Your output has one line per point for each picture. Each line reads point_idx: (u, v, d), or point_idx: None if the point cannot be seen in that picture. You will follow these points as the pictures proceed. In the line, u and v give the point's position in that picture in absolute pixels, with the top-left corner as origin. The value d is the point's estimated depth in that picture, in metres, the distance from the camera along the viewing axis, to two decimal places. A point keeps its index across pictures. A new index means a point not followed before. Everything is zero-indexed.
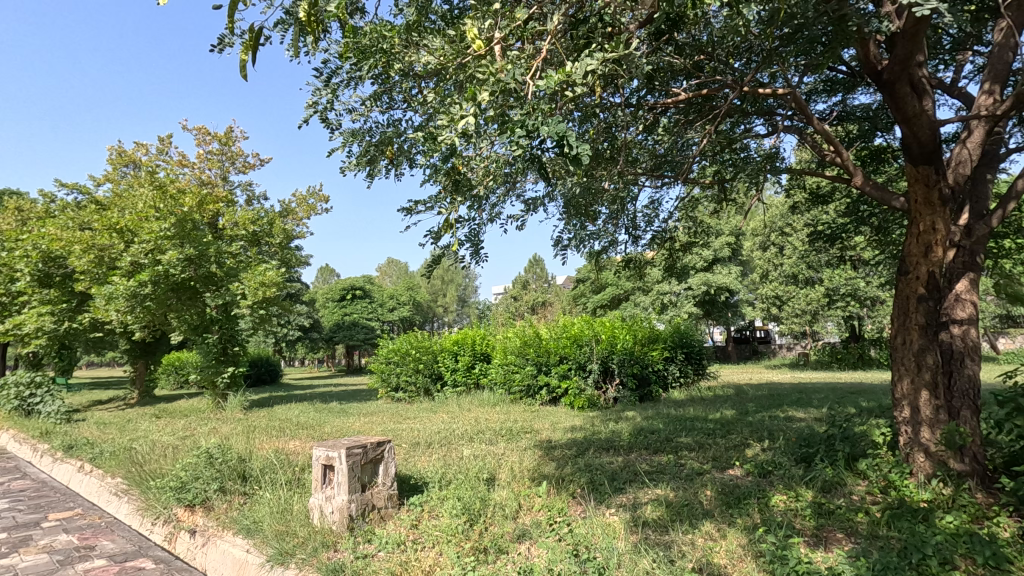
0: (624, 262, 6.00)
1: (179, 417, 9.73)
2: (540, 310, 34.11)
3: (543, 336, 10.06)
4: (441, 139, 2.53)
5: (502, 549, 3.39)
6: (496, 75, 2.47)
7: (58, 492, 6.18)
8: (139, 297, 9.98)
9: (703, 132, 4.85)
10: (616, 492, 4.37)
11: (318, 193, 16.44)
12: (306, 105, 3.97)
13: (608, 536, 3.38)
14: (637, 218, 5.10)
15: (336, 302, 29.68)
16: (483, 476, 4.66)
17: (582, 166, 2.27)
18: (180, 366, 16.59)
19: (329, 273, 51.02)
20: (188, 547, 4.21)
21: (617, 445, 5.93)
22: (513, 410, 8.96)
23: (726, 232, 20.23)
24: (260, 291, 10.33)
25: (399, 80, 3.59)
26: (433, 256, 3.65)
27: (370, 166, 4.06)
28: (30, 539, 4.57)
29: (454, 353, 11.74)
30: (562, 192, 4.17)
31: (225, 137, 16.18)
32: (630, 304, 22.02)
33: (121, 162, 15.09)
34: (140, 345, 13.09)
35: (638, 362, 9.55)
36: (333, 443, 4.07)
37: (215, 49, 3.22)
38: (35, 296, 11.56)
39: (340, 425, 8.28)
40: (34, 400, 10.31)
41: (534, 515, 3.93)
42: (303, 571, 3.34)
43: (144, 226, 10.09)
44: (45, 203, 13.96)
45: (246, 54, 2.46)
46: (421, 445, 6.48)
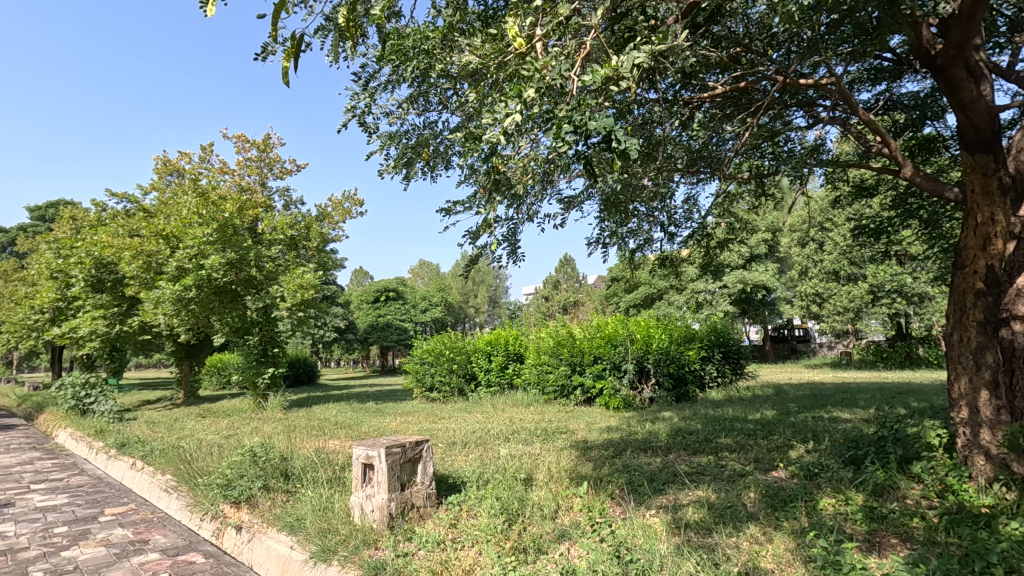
0: (659, 260, 5.91)
1: (222, 416, 10.02)
2: (572, 311, 33.96)
3: (576, 335, 9.99)
4: (484, 137, 2.55)
5: (541, 549, 3.37)
6: (540, 72, 2.46)
7: (113, 488, 6.46)
8: (184, 301, 10.33)
9: (741, 127, 4.75)
10: (656, 493, 4.30)
11: (353, 197, 16.77)
12: (344, 110, 4.05)
13: (650, 537, 3.31)
14: (673, 215, 5.01)
15: (370, 304, 30.22)
16: (520, 476, 4.65)
17: (628, 162, 2.25)
18: (223, 368, 17.14)
19: (363, 275, 52.05)
20: (235, 543, 4.34)
21: (655, 446, 5.84)
22: (548, 410, 8.94)
23: (763, 229, 19.77)
24: (298, 293, 10.58)
25: (436, 82, 3.63)
26: (471, 256, 3.67)
27: (406, 168, 4.11)
28: (89, 532, 4.78)
29: (487, 353, 11.78)
30: (598, 190, 4.14)
31: (263, 144, 16.65)
32: (664, 303, 21.72)
33: (166, 170, 15.68)
34: (185, 347, 13.56)
35: (674, 362, 9.39)
36: (372, 442, 4.12)
37: (260, 58, 3.27)
38: (89, 301, 12.12)
39: (376, 424, 8.38)
40: (88, 399, 10.79)
41: (574, 515, 3.90)
42: (345, 568, 3.39)
43: (189, 232, 10.48)
44: (97, 212, 14.62)
45: (289, 61, 2.51)
46: (458, 444, 6.52)
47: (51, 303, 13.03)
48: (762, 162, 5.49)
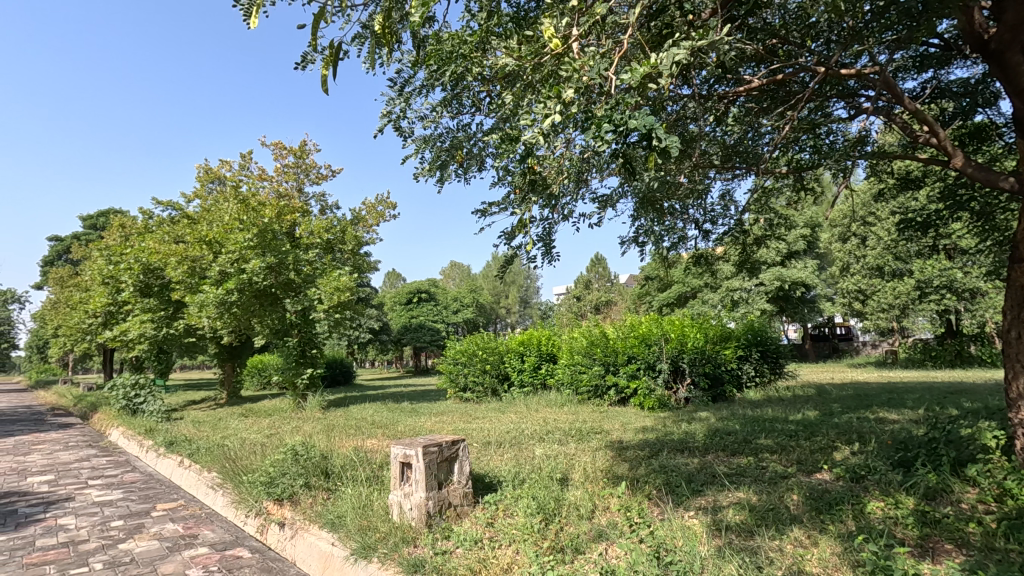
0: (694, 258, 5.82)
1: (263, 416, 10.28)
2: (604, 311, 33.69)
3: (610, 335, 9.90)
4: (522, 139, 2.57)
5: (580, 549, 3.36)
6: (578, 72, 2.47)
7: (164, 484, 6.74)
8: (226, 304, 10.67)
9: (779, 120, 4.65)
10: (694, 495, 4.24)
11: (386, 200, 17.07)
12: (380, 115, 4.13)
13: (690, 539, 3.27)
14: (708, 212, 4.94)
15: (403, 306, 30.70)
16: (556, 476, 4.65)
17: (670, 157, 2.24)
18: (262, 369, 17.63)
19: (397, 277, 52.89)
20: (279, 539, 4.47)
21: (693, 446, 5.76)
22: (582, 411, 8.90)
23: (802, 224, 19.24)
24: (335, 296, 10.82)
25: (469, 84, 3.66)
26: (506, 256, 3.71)
27: (441, 170, 4.16)
28: (143, 526, 5.01)
29: (520, 354, 11.81)
30: (633, 189, 4.11)
31: (300, 151, 17.07)
32: (698, 301, 21.36)
33: (208, 178, 16.24)
34: (228, 349, 14.03)
35: (710, 361, 9.22)
36: (409, 441, 4.19)
37: (299, 67, 3.30)
38: (138, 305, 12.64)
39: (412, 424, 8.47)
40: (138, 399, 11.28)
41: (611, 515, 3.88)
42: (386, 565, 3.46)
43: (230, 237, 10.85)
44: (144, 219, 15.23)
45: (327, 69, 2.62)
46: (493, 444, 6.55)
47: (103, 308, 13.67)
48: (800, 156, 5.36)
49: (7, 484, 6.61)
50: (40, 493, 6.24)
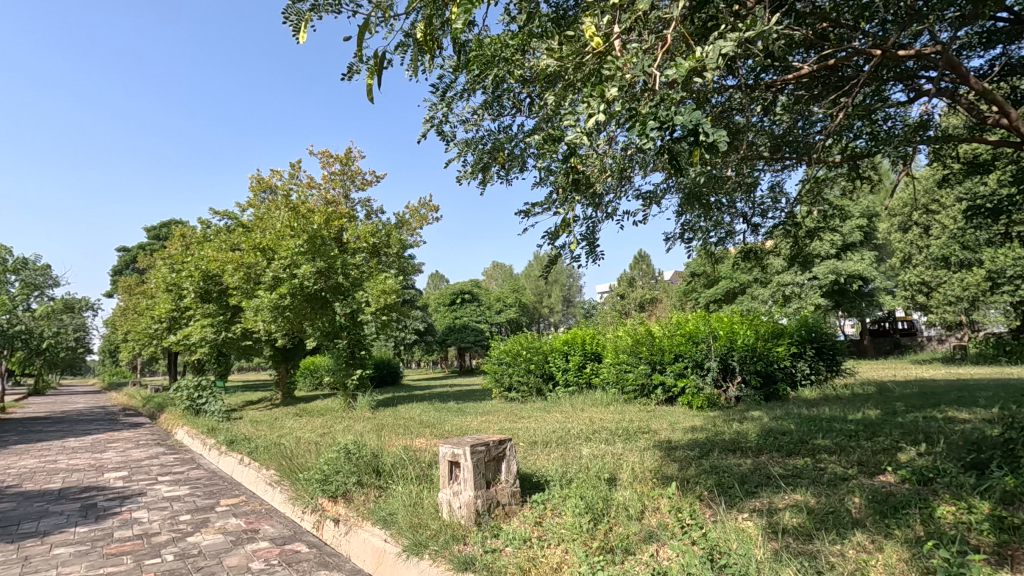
0: (743, 253, 5.65)
1: (316, 416, 10.65)
2: (648, 309, 33.07)
3: (656, 333, 9.74)
4: (566, 139, 2.57)
5: (630, 550, 3.34)
6: (621, 70, 2.45)
7: (226, 481, 7.10)
8: (279, 308, 11.10)
9: (831, 108, 4.47)
10: (748, 496, 4.12)
11: (429, 203, 17.35)
12: (423, 121, 4.21)
13: (745, 542, 3.18)
14: (756, 206, 4.80)
15: (447, 306, 31.17)
16: (603, 476, 4.62)
17: (717, 153, 2.21)
18: (314, 370, 18.24)
19: (441, 279, 53.62)
20: (334, 535, 4.63)
21: (745, 446, 5.61)
22: (628, 410, 8.79)
23: (858, 214, 18.38)
24: (382, 298, 11.09)
25: (510, 86, 3.70)
26: (550, 257, 3.73)
27: (483, 173, 4.21)
28: (208, 520, 5.29)
29: (565, 353, 11.78)
30: (677, 185, 4.04)
31: (346, 158, 17.58)
32: (747, 297, 20.72)
33: (260, 188, 16.93)
34: (282, 351, 14.60)
35: (762, 359, 8.92)
36: (458, 441, 4.26)
37: (346, 78, 3.38)
38: (199, 311, 13.32)
39: (458, 424, 8.59)
40: (201, 400, 11.89)
41: (661, 515, 3.83)
42: (437, 562, 3.54)
43: (282, 244, 11.31)
44: (203, 229, 16.03)
45: (373, 78, 2.72)
46: (539, 444, 6.57)
47: (167, 314, 14.46)
48: (855, 144, 5.13)
49: (87, 479, 7.10)
50: (116, 488, 6.68)
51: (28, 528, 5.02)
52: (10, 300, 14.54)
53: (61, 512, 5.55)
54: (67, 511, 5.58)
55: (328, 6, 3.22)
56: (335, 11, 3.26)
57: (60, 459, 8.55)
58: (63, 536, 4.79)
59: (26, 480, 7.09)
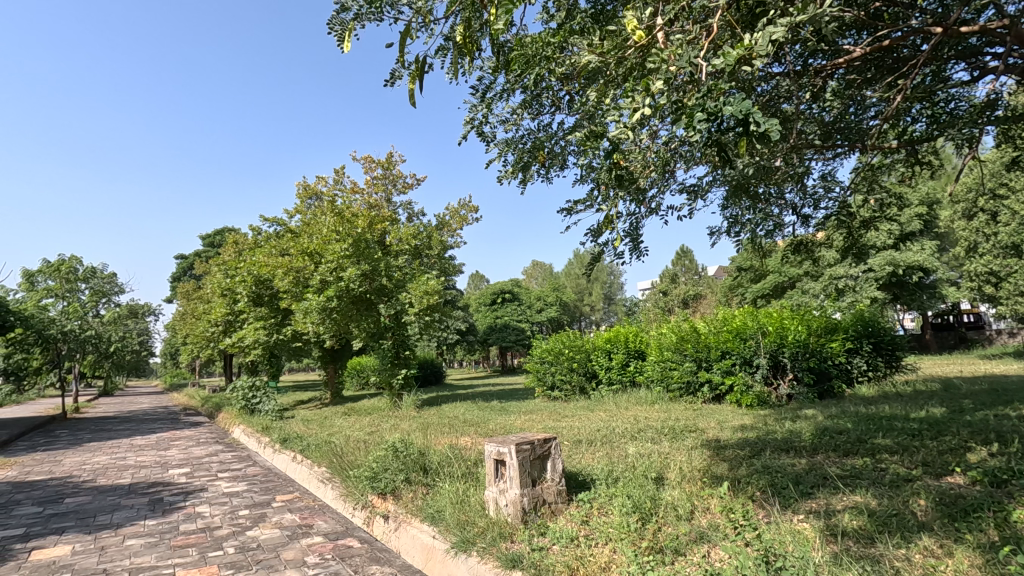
0: (792, 246, 5.46)
1: (364, 415, 10.92)
2: (692, 305, 32.26)
3: (701, 330, 9.55)
4: (611, 135, 2.56)
5: (680, 551, 3.28)
6: (667, 63, 2.40)
7: (280, 477, 7.37)
8: (327, 310, 11.44)
9: (886, 91, 4.26)
10: (803, 497, 3.99)
11: (469, 204, 17.53)
12: (464, 123, 4.27)
13: (802, 544, 3.06)
14: (807, 197, 4.63)
15: (488, 306, 31.45)
16: (650, 475, 4.55)
17: (768, 144, 2.15)
18: (360, 370, 18.70)
19: (481, 279, 53.98)
20: (384, 531, 4.74)
21: (798, 446, 5.42)
22: (674, 409, 8.63)
23: (916, 202, 17.41)
24: (425, 299, 11.28)
25: (550, 84, 3.69)
26: (593, 254, 3.72)
27: (523, 172, 4.24)
28: (265, 516, 5.51)
29: (607, 351, 11.68)
30: (722, 178, 3.95)
31: (387, 162, 17.96)
32: (797, 291, 19.99)
33: (306, 194, 17.50)
34: (330, 352, 15.03)
35: (815, 355, 8.57)
36: (502, 439, 4.29)
37: (389, 84, 3.45)
38: (252, 314, 13.89)
39: (503, 423, 8.65)
40: (255, 400, 12.39)
41: (711, 516, 3.75)
42: (484, 560, 3.57)
43: (329, 248, 11.68)
44: (254, 236, 16.69)
45: (414, 83, 2.77)
46: (584, 442, 6.55)
47: (223, 318, 15.14)
48: (913, 128, 4.86)
49: (154, 475, 7.51)
50: (180, 483, 7.04)
51: (103, 520, 5.36)
52: (81, 307, 15.52)
53: (132, 506, 5.89)
54: (137, 505, 5.92)
55: (371, 15, 3.30)
56: (377, 19, 3.33)
57: (129, 456, 9.07)
58: (134, 528, 5.09)
59: (100, 475, 7.57)
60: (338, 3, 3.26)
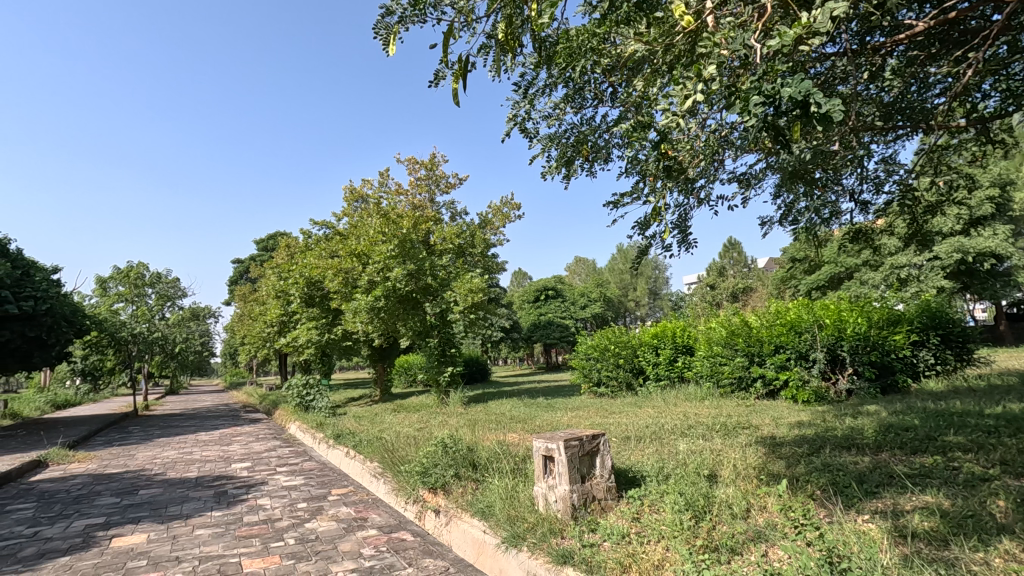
0: (850, 235, 5.21)
1: (413, 412, 11.13)
2: (742, 299, 31.21)
3: (753, 324, 9.28)
4: (661, 124, 2.52)
5: (736, 550, 3.20)
6: (718, 47, 2.35)
7: (335, 472, 7.62)
8: (375, 309, 11.72)
9: (951, 67, 4.01)
10: (868, 497, 3.80)
11: (511, 201, 17.56)
12: (507, 120, 4.28)
13: (868, 546, 2.93)
14: (866, 182, 4.42)
15: (532, 303, 31.54)
16: (703, 472, 4.46)
17: (828, 126, 2.07)
18: (408, 368, 19.10)
19: (523, 277, 53.92)
20: (436, 525, 4.83)
21: (860, 443, 5.19)
22: (725, 405, 8.41)
23: (987, 184, 16.22)
24: (469, 297, 11.39)
25: (593, 77, 3.67)
26: (641, 248, 3.68)
27: (567, 167, 4.21)
28: (322, 508, 5.71)
29: (654, 347, 11.50)
30: (774, 164, 3.82)
31: (430, 163, 18.20)
32: (855, 282, 19.09)
33: (353, 198, 17.97)
34: (378, 351, 15.39)
35: (876, 349, 8.13)
36: (551, 436, 4.29)
37: (433, 85, 3.51)
38: (305, 315, 14.38)
39: (549, 419, 8.65)
40: (309, 397, 12.84)
41: (769, 515, 3.63)
42: (535, 555, 3.58)
43: (376, 249, 12.00)
44: (304, 239, 17.28)
45: (458, 82, 2.80)
46: (632, 439, 6.46)
47: (278, 318, 15.76)
48: (984, 105, 4.55)
49: (218, 469, 7.91)
50: (242, 477, 7.39)
51: (174, 511, 5.69)
52: (149, 311, 16.45)
53: (200, 498, 6.22)
54: (204, 497, 6.25)
55: (414, 18, 3.37)
56: (421, 21, 3.39)
57: (195, 451, 9.58)
58: (203, 518, 5.37)
59: (170, 468, 8.03)
60: (382, 7, 3.33)
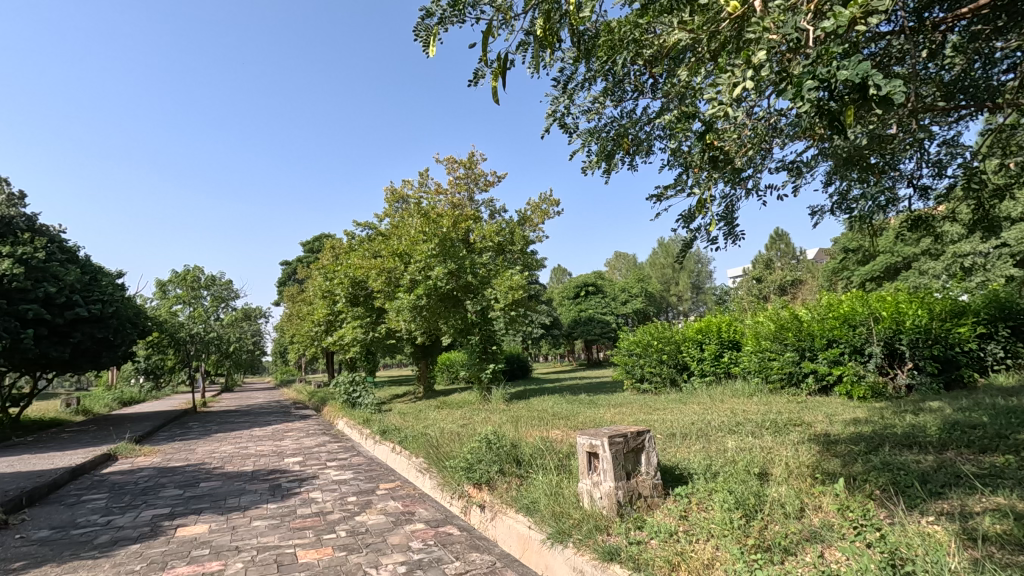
0: (908, 222, 4.95)
1: (456, 408, 11.27)
2: (791, 292, 30.12)
3: (804, 317, 8.96)
4: (708, 114, 2.46)
5: (789, 550, 3.11)
6: (768, 32, 2.30)
7: (382, 467, 7.81)
8: (418, 308, 11.89)
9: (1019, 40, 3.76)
10: (933, 498, 3.62)
11: (550, 197, 17.50)
12: (546, 116, 4.27)
13: (934, 549, 2.78)
14: (926, 166, 4.19)
15: (572, 299, 31.41)
16: (753, 470, 4.34)
17: (889, 109, 1.98)
18: (450, 365, 19.35)
19: (563, 272, 53.66)
20: (481, 520, 4.88)
21: (923, 441, 4.94)
22: (775, 401, 8.16)
23: None
24: (510, 294, 11.41)
25: (634, 69, 3.62)
26: (685, 241, 3.61)
27: (608, 161, 4.17)
28: (371, 502, 5.87)
29: (699, 342, 11.25)
30: (825, 151, 3.67)
31: (468, 162, 18.32)
32: (914, 272, 18.13)
33: (394, 198, 18.28)
34: (421, 348, 15.64)
35: (939, 342, 7.70)
36: (594, 432, 4.27)
37: (472, 84, 3.54)
38: (350, 314, 14.76)
39: (592, 415, 8.59)
40: (356, 394, 13.18)
41: (824, 515, 3.51)
42: (581, 551, 3.58)
43: (417, 248, 12.20)
44: (348, 240, 17.71)
45: (497, 80, 2.82)
46: (678, 436, 6.35)
47: (325, 318, 16.23)
48: None
49: (272, 463, 8.24)
50: (295, 471, 7.67)
51: (233, 502, 5.96)
52: (205, 312, 17.22)
53: (256, 490, 6.50)
54: (260, 490, 6.52)
55: (453, 19, 3.40)
56: (459, 22, 3.42)
57: (250, 446, 10.00)
58: (259, 510, 5.61)
59: (227, 462, 8.41)
60: (422, 9, 3.37)
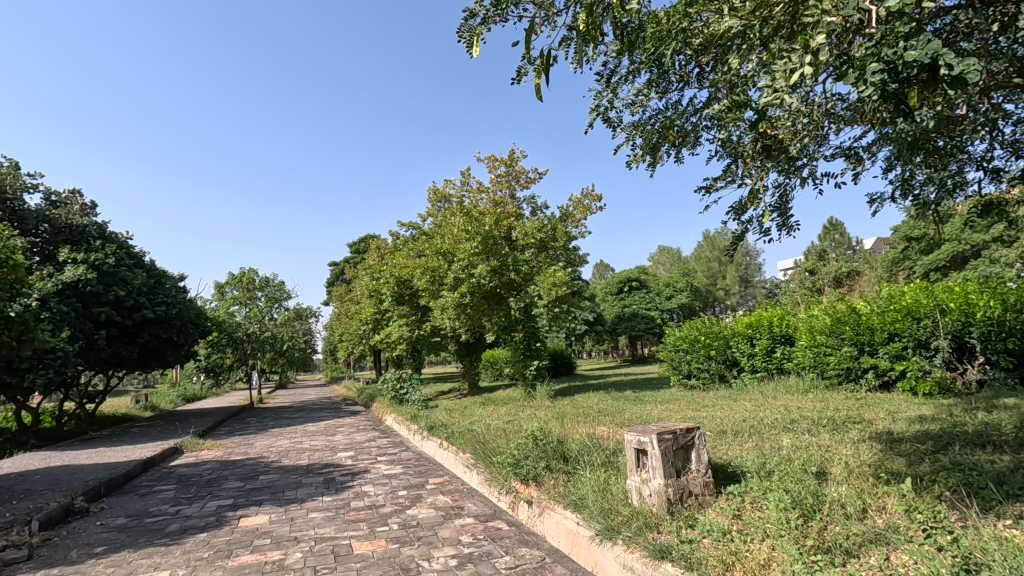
0: (978, 207, 4.66)
1: (501, 405, 11.34)
2: (847, 284, 28.79)
3: (862, 310, 8.56)
4: (761, 101, 2.40)
5: (851, 552, 2.99)
6: (826, 14, 2.23)
7: (431, 462, 7.96)
8: (461, 306, 11.98)
9: None
10: (1010, 500, 3.41)
11: (591, 192, 17.36)
12: (589, 110, 4.24)
13: (1014, 554, 2.61)
14: (997, 145, 3.93)
15: (615, 295, 31.08)
16: (811, 469, 4.21)
17: (960, 88, 1.88)
18: (494, 362, 19.50)
19: (605, 268, 53.14)
20: (529, 515, 4.91)
21: (997, 441, 4.65)
22: (832, 398, 7.84)
23: None
24: (553, 291, 11.38)
25: (680, 59, 3.55)
26: (735, 233, 3.53)
27: (653, 154, 4.11)
28: (421, 496, 5.99)
29: (749, 337, 10.92)
30: (885, 134, 3.51)
31: (509, 160, 18.37)
32: (983, 261, 17.01)
33: (436, 198, 18.54)
34: (465, 346, 15.82)
35: (1015, 335, 7.18)
36: (642, 428, 4.22)
37: (515, 82, 3.56)
38: (396, 312, 15.08)
39: (638, 412, 8.48)
40: (403, 391, 13.46)
41: (888, 517, 3.35)
42: (632, 548, 3.56)
43: (460, 247, 12.34)
44: (392, 240, 18.08)
45: (541, 78, 2.83)
46: (729, 433, 6.20)
47: (372, 317, 16.65)
48: None
49: (325, 457, 8.53)
50: (347, 465, 7.91)
51: (291, 495, 6.22)
52: (259, 312, 17.96)
53: (311, 483, 6.75)
54: (315, 483, 6.77)
55: (495, 18, 3.43)
56: (502, 20, 3.44)
57: (304, 441, 10.38)
58: (315, 503, 5.82)
59: (284, 456, 8.76)
60: (466, 10, 3.41)
